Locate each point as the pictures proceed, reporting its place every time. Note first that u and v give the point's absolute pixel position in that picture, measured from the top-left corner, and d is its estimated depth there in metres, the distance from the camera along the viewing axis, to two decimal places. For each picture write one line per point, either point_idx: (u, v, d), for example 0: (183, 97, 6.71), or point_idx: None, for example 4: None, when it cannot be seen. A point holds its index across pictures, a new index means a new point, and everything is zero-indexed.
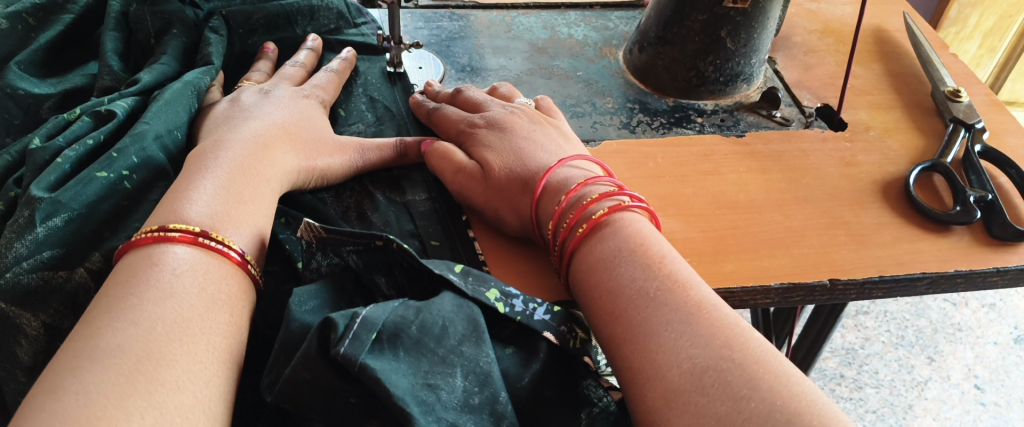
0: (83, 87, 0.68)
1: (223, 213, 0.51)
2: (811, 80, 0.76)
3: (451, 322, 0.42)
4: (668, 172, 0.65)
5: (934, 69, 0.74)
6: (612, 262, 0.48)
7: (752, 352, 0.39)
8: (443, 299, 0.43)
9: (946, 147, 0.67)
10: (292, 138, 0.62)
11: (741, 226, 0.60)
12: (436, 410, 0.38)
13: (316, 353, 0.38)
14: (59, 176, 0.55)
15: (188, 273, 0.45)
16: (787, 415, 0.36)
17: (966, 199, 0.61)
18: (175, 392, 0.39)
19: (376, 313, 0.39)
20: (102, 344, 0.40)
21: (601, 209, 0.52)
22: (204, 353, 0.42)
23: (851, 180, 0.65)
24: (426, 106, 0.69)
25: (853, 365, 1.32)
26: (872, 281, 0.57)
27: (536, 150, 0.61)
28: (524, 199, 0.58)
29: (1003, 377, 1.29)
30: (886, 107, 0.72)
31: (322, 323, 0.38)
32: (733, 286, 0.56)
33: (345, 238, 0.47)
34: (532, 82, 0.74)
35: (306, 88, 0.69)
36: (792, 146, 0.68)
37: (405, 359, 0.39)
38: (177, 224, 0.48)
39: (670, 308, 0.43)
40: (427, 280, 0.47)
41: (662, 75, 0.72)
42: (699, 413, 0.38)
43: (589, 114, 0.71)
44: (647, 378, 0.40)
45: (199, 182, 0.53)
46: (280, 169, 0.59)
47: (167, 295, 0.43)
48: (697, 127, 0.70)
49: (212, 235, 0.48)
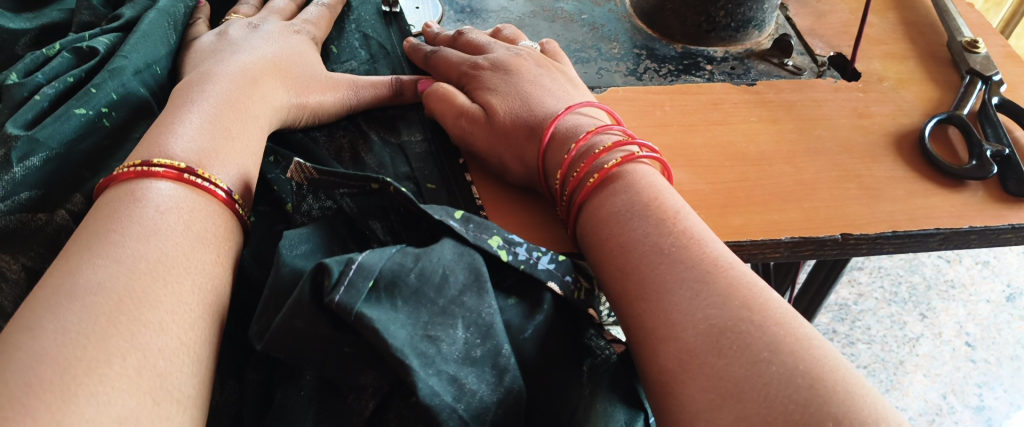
0: (61, 23, 0.65)
1: (210, 148, 0.48)
2: (824, 28, 0.73)
3: (452, 270, 0.39)
4: (675, 121, 0.62)
5: (951, 18, 0.71)
6: (624, 216, 0.46)
7: (772, 314, 0.38)
8: (443, 245, 0.40)
9: (961, 99, 0.64)
10: (282, 74, 0.59)
11: (751, 178, 0.58)
12: (436, 363, 0.36)
13: (309, 300, 0.36)
14: (36, 115, 0.52)
15: (172, 210, 0.43)
16: (809, 380, 0.34)
17: (982, 153, 0.59)
18: (159, 335, 0.36)
19: (373, 259, 0.37)
20: (81, 281, 0.37)
21: (613, 160, 0.50)
22: (190, 293, 0.40)
23: (863, 132, 0.63)
24: (424, 50, 0.66)
25: (846, 320, 1.32)
26: (884, 236, 0.55)
27: (544, 95, 0.59)
28: (529, 147, 0.56)
29: (994, 334, 1.28)
30: (901, 57, 0.70)
31: (315, 268, 0.36)
32: (741, 240, 0.54)
33: (340, 179, 0.44)
34: (535, 25, 0.71)
35: (297, 23, 0.66)
36: (804, 95, 0.66)
37: (403, 309, 0.37)
38: (160, 158, 0.45)
39: (684, 266, 0.41)
40: (427, 226, 0.45)
41: (670, 20, 0.69)
42: (717, 376, 0.36)
43: (595, 60, 0.68)
44: (661, 340, 0.39)
45: (184, 116, 0.50)
46: (269, 105, 0.56)
47: (150, 232, 0.41)
48: (705, 75, 0.67)
49: (197, 172, 0.46)
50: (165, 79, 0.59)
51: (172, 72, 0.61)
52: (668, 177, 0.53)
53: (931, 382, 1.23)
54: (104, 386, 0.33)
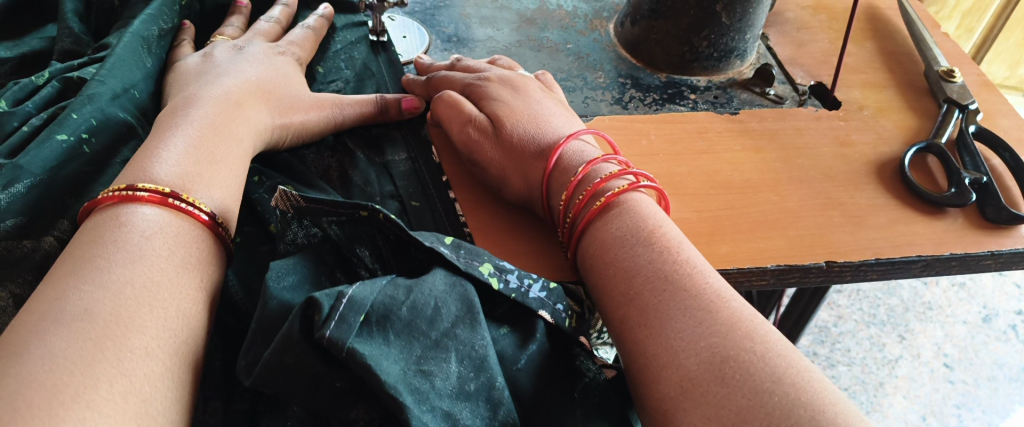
0: (42, 51, 0.64)
1: (194, 172, 0.48)
2: (804, 58, 0.74)
3: (443, 302, 0.39)
4: (661, 150, 0.63)
5: (927, 48, 0.73)
6: (628, 242, 0.47)
7: (772, 346, 0.38)
8: (435, 275, 0.40)
9: (939, 127, 0.66)
10: (268, 96, 0.59)
11: (736, 207, 0.59)
12: (430, 399, 0.36)
13: (298, 335, 0.35)
14: (20, 144, 0.52)
15: (157, 233, 0.42)
16: (810, 411, 0.35)
17: (961, 181, 0.60)
18: (143, 360, 0.36)
19: (364, 292, 0.36)
20: (71, 303, 0.37)
21: (614, 189, 0.50)
22: (173, 318, 0.39)
23: (845, 160, 0.64)
24: (419, 81, 0.66)
25: (826, 343, 1.33)
26: (868, 263, 0.56)
27: (547, 119, 0.59)
28: (534, 166, 0.56)
29: (971, 355, 1.30)
30: (879, 86, 0.71)
31: (304, 303, 0.35)
32: (729, 268, 0.55)
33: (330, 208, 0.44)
34: (521, 54, 0.72)
35: (282, 45, 0.66)
36: (787, 124, 0.67)
37: (394, 344, 0.36)
38: (145, 183, 0.45)
39: (687, 295, 0.42)
40: (411, 250, 0.45)
41: (654, 50, 0.70)
42: (719, 404, 0.36)
43: (580, 88, 0.69)
44: (662, 367, 0.39)
45: (170, 140, 0.50)
46: (254, 129, 0.56)
47: (137, 257, 0.40)
48: (690, 104, 0.68)
49: (182, 197, 0.45)
50: (146, 102, 0.59)
51: (154, 94, 0.60)
52: (664, 206, 0.54)
53: (911, 403, 1.24)
54: (88, 412, 0.33)
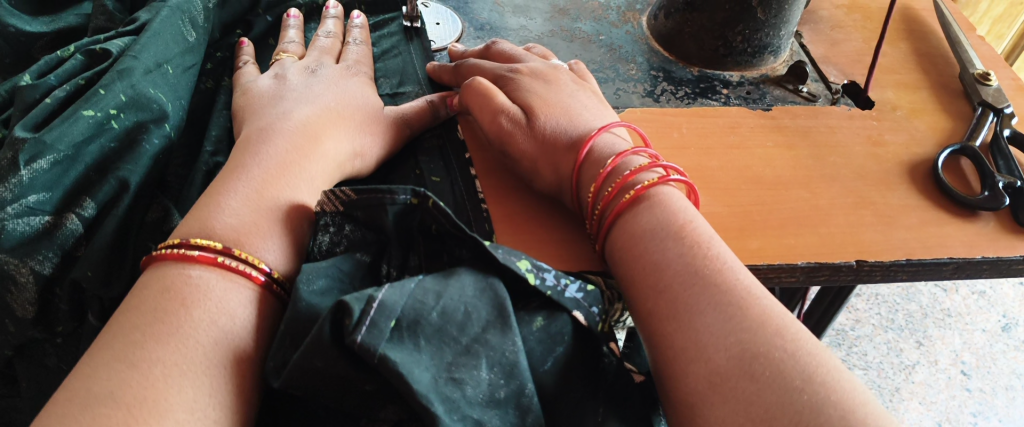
0: (77, 28, 0.64)
1: (254, 221, 0.47)
2: (837, 56, 0.74)
3: (474, 307, 0.37)
4: (692, 143, 0.63)
5: (962, 50, 0.72)
6: (656, 236, 0.47)
7: (804, 344, 0.38)
8: (464, 279, 0.38)
9: (973, 130, 0.65)
10: (343, 121, 0.59)
11: (767, 202, 0.59)
12: (460, 407, 0.35)
13: (329, 340, 0.34)
14: (44, 117, 0.52)
15: (211, 277, 0.42)
16: (840, 411, 0.35)
17: (995, 184, 0.59)
18: (161, 414, 0.35)
19: (394, 297, 0.35)
20: (123, 343, 0.38)
21: (645, 181, 0.50)
22: (196, 368, 0.37)
23: (877, 160, 0.63)
24: (448, 67, 0.66)
25: (843, 346, 1.32)
26: (898, 264, 0.56)
27: (578, 111, 0.59)
28: (565, 157, 0.56)
29: (990, 364, 1.29)
30: (913, 87, 0.71)
31: (335, 306, 0.34)
32: (759, 264, 0.54)
33: (350, 196, 0.44)
34: (553, 44, 0.72)
35: (351, 65, 0.66)
36: (819, 122, 0.66)
37: (425, 349, 0.35)
38: (199, 239, 0.44)
39: (716, 289, 0.42)
40: (448, 243, 0.43)
41: (688, 43, 0.70)
42: (747, 401, 0.36)
43: (612, 80, 0.69)
44: (690, 360, 0.39)
45: (232, 185, 0.49)
46: (331, 159, 0.55)
47: (195, 298, 0.40)
48: (722, 99, 0.68)
49: (234, 254, 0.43)
50: (178, 76, 0.59)
51: (187, 67, 0.60)
52: (695, 199, 0.54)
53: (926, 410, 1.23)
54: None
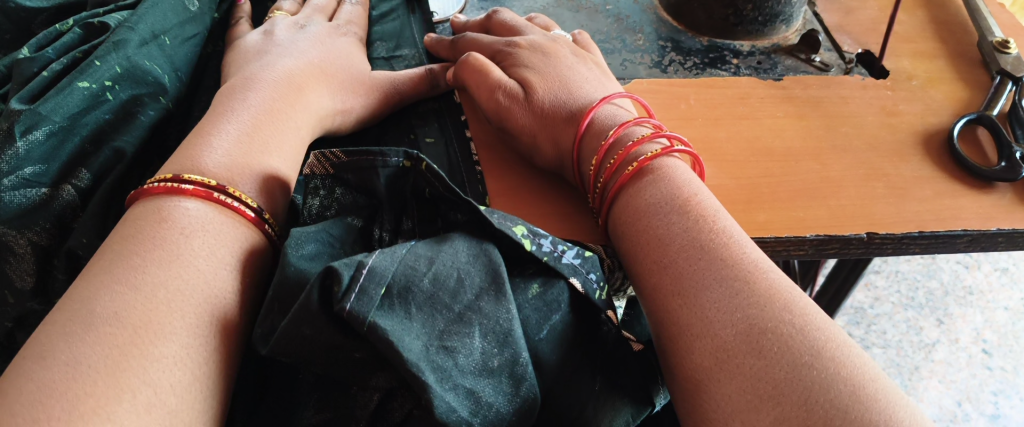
0: (77, 3, 0.64)
1: (242, 162, 0.47)
2: (852, 25, 0.72)
3: (466, 273, 0.37)
4: (700, 114, 0.62)
5: (981, 17, 0.70)
6: (660, 210, 0.46)
7: (812, 319, 0.37)
8: (458, 245, 0.38)
9: (991, 99, 0.63)
10: (327, 78, 0.59)
11: (775, 174, 0.58)
12: (452, 376, 0.34)
13: (317, 307, 0.34)
14: (40, 89, 0.52)
15: (208, 211, 0.42)
16: (850, 386, 0.34)
17: (1012, 155, 0.57)
18: (161, 344, 0.35)
19: (384, 263, 0.35)
20: (123, 267, 0.37)
21: (647, 153, 0.50)
22: (197, 301, 0.37)
23: (891, 130, 0.62)
24: (447, 41, 0.65)
25: (862, 324, 1.31)
26: (910, 236, 0.54)
27: (582, 84, 0.58)
28: (565, 130, 0.55)
29: (1012, 342, 1.26)
30: (930, 55, 0.69)
31: (323, 272, 0.33)
32: (766, 236, 0.53)
33: (341, 158, 0.43)
34: (559, 15, 0.71)
35: (342, 25, 0.66)
36: (831, 92, 0.65)
37: (417, 317, 0.35)
38: (191, 175, 0.43)
39: (721, 264, 0.41)
40: (443, 208, 0.43)
41: (697, 12, 0.69)
42: (755, 377, 0.35)
43: (619, 51, 0.68)
44: (696, 336, 0.39)
45: (221, 127, 0.49)
46: (314, 112, 0.56)
47: (193, 229, 0.41)
48: (731, 69, 0.67)
49: (228, 191, 0.44)
50: (176, 48, 0.58)
51: (186, 38, 0.60)
52: (700, 171, 0.53)
53: (946, 388, 1.21)
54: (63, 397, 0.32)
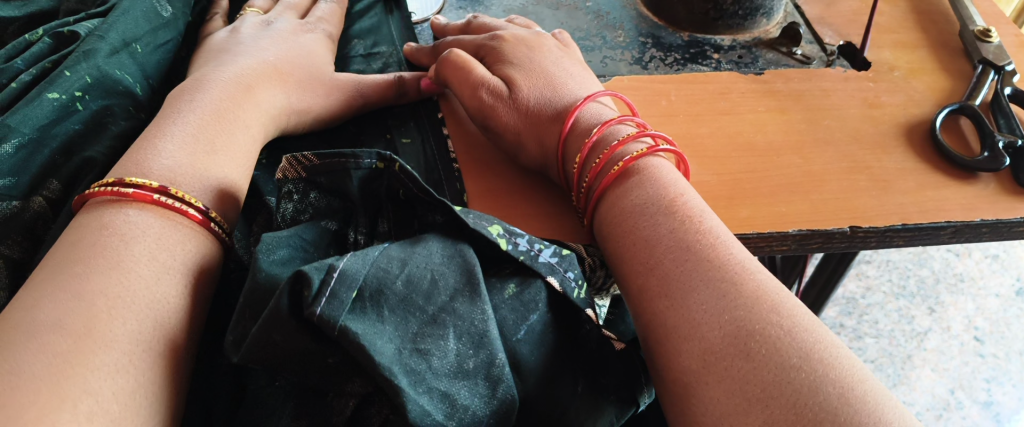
0: (49, 12, 0.63)
1: (189, 163, 0.46)
2: (833, 17, 0.71)
3: (440, 274, 0.37)
4: (682, 110, 0.61)
5: (963, 7, 0.70)
6: (645, 211, 0.45)
7: (799, 320, 0.37)
8: (430, 246, 0.38)
9: (974, 89, 0.63)
10: (282, 78, 0.58)
11: (758, 169, 0.57)
12: (427, 380, 0.34)
13: (287, 311, 0.33)
14: (9, 101, 0.51)
15: (150, 218, 0.42)
16: (838, 388, 0.33)
17: (995, 145, 0.57)
18: (104, 352, 0.34)
19: (355, 265, 0.34)
20: (65, 275, 0.37)
21: (634, 152, 0.49)
22: (140, 306, 0.37)
23: (873, 122, 0.61)
24: (424, 48, 0.64)
25: (854, 314, 1.31)
26: (894, 229, 0.54)
27: (563, 84, 0.58)
28: (550, 129, 0.55)
29: (1003, 328, 1.26)
30: (912, 46, 0.68)
31: (293, 276, 0.33)
32: (748, 232, 0.53)
33: (313, 161, 0.42)
34: (539, 13, 0.71)
35: (312, 22, 0.66)
36: (814, 85, 0.64)
37: (390, 320, 0.34)
38: (134, 178, 0.43)
39: (707, 265, 0.40)
40: (418, 209, 0.43)
41: (677, 8, 0.68)
42: (743, 380, 0.35)
43: (599, 48, 0.67)
44: (683, 339, 0.38)
45: (169, 127, 0.49)
46: (266, 112, 0.55)
47: (133, 234, 0.40)
48: (713, 64, 0.66)
49: (171, 193, 0.43)
50: (147, 56, 0.58)
51: (158, 46, 0.59)
52: (684, 169, 0.53)
53: (939, 377, 1.21)
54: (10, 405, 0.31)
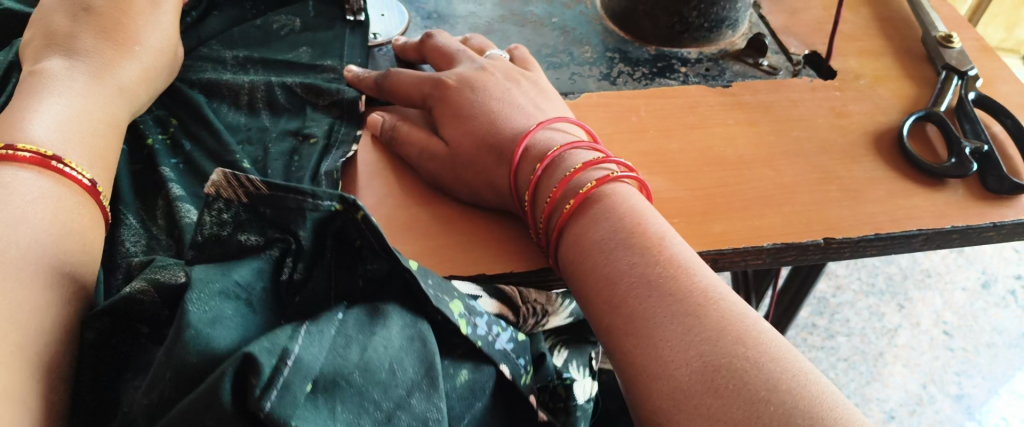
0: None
1: (72, 128, 0.47)
2: (798, 26, 0.72)
3: (398, 364, 0.34)
4: (652, 126, 0.61)
5: (924, 13, 0.71)
6: (607, 246, 0.46)
7: (766, 349, 0.37)
8: (391, 325, 0.35)
9: (938, 95, 0.63)
10: (155, 17, 0.57)
11: (729, 183, 0.57)
12: None
13: (229, 401, 0.28)
14: None
15: (43, 184, 0.42)
16: (809, 420, 0.34)
17: (962, 151, 0.58)
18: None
19: (312, 354, 0.30)
20: None
21: (586, 185, 0.49)
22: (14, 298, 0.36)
23: (841, 131, 0.62)
24: (373, 78, 0.61)
25: (825, 314, 1.32)
26: (867, 239, 0.54)
27: (517, 110, 0.57)
28: (501, 160, 0.54)
29: (971, 322, 1.29)
30: (876, 53, 0.69)
31: (242, 356, 0.28)
32: (723, 248, 0.53)
33: (260, 187, 0.35)
34: (505, 30, 0.70)
35: None
36: (781, 96, 0.65)
37: (342, 416, 0.31)
38: (26, 144, 0.43)
39: (672, 300, 0.41)
40: (374, 260, 0.38)
41: (643, 21, 0.68)
42: (714, 417, 0.35)
43: (567, 64, 0.67)
44: (652, 378, 0.39)
45: (47, 101, 0.47)
46: (153, 53, 0.56)
47: (1, 198, 0.39)
48: (680, 77, 0.66)
49: (65, 160, 0.44)
50: None
51: None
52: (647, 193, 0.52)
53: (911, 372, 1.23)
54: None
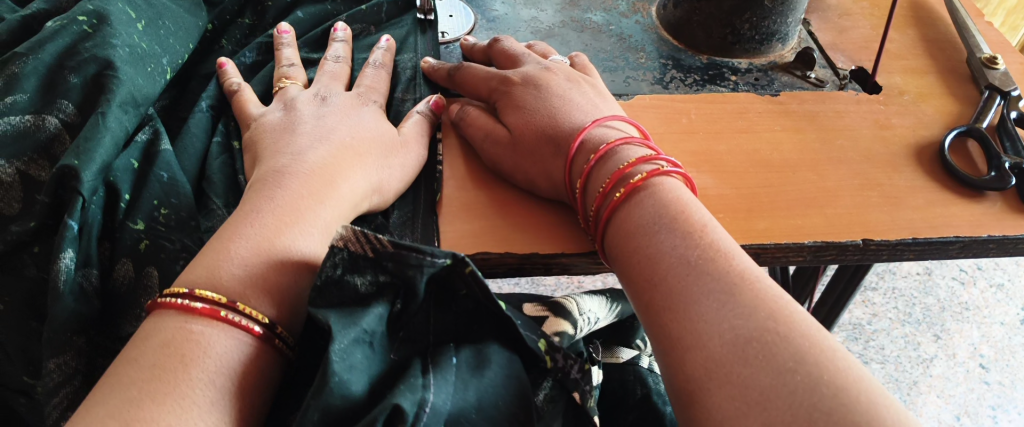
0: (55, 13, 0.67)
1: (252, 251, 0.45)
2: (845, 43, 0.75)
3: (501, 397, 0.40)
4: (701, 128, 0.64)
5: (970, 35, 0.73)
6: (652, 229, 0.48)
7: (797, 326, 0.39)
8: (495, 362, 0.41)
9: (980, 113, 0.66)
10: (359, 157, 0.55)
11: (773, 185, 0.60)
12: None
13: None
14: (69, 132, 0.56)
15: (214, 331, 0.40)
16: (833, 389, 0.36)
17: (1001, 165, 0.60)
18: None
19: (442, 399, 0.37)
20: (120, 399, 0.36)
21: (638, 175, 0.51)
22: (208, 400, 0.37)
23: (884, 142, 0.64)
24: (445, 70, 0.67)
25: (860, 340, 1.32)
26: (905, 243, 0.57)
27: (574, 107, 0.60)
28: (558, 151, 0.57)
29: (1008, 357, 1.28)
30: (920, 72, 0.71)
31: (392, 405, 0.34)
32: (766, 243, 0.56)
33: (385, 246, 0.38)
34: (564, 35, 0.74)
35: (362, 92, 0.63)
36: (826, 106, 0.67)
37: None
38: (203, 290, 0.42)
39: (710, 278, 0.43)
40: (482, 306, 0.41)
41: (696, 31, 0.71)
42: (743, 384, 0.38)
43: (622, 68, 0.71)
44: (688, 349, 0.41)
45: (242, 230, 0.46)
46: (346, 201, 0.52)
47: (195, 355, 0.39)
48: (730, 85, 0.69)
49: (237, 308, 0.41)
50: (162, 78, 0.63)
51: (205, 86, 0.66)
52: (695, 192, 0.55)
53: (945, 403, 1.23)
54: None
